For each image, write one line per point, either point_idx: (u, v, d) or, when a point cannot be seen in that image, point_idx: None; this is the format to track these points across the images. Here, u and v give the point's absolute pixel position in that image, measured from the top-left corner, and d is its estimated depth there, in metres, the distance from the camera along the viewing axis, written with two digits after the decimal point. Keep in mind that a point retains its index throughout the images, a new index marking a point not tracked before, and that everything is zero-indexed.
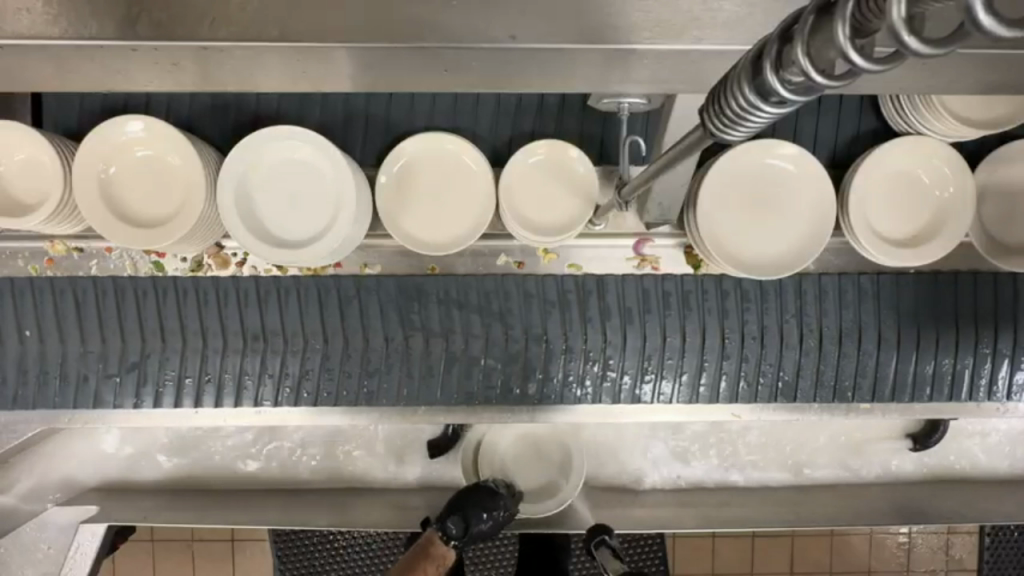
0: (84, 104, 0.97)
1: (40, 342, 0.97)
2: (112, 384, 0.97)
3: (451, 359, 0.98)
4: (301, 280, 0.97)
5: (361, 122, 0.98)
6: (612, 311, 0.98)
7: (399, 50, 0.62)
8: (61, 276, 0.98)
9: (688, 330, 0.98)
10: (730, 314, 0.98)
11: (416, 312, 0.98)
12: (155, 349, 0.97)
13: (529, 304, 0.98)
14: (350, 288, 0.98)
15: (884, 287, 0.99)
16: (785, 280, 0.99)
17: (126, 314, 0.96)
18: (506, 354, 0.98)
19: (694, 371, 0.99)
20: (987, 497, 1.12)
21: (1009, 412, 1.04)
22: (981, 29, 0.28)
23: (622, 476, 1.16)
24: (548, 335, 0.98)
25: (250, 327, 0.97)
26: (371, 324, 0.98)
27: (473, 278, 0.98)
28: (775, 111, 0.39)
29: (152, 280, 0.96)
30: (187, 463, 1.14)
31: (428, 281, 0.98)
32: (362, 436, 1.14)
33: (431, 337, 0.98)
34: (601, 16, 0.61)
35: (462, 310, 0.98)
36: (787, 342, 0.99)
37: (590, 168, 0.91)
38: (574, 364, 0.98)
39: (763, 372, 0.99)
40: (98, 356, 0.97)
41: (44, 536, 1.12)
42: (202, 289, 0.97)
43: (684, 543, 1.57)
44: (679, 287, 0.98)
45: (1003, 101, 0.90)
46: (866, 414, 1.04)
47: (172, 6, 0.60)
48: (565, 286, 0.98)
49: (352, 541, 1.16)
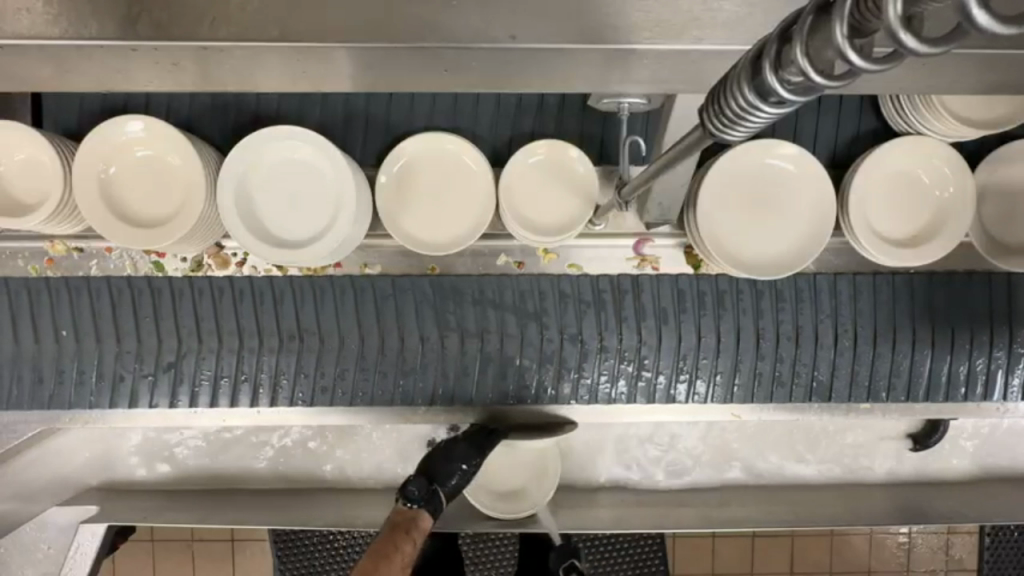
0: (84, 104, 0.97)
1: (76, 342, 0.97)
2: (148, 383, 0.98)
3: (487, 359, 0.99)
4: (338, 280, 0.98)
5: (361, 122, 0.98)
6: (647, 311, 0.98)
7: (399, 50, 0.62)
8: (63, 276, 0.98)
9: (724, 330, 0.98)
10: (766, 314, 0.98)
11: (451, 312, 0.98)
12: (193, 349, 0.97)
13: (564, 304, 0.98)
14: (387, 288, 0.98)
15: (920, 286, 0.99)
16: (820, 279, 0.99)
17: (164, 313, 0.97)
18: (542, 354, 0.98)
19: (730, 371, 0.99)
20: (987, 497, 1.12)
21: (1009, 412, 1.04)
22: (979, 27, 0.28)
23: (624, 476, 1.16)
24: (583, 336, 0.98)
25: (286, 326, 0.97)
26: (407, 323, 0.98)
27: (510, 278, 0.98)
28: (775, 111, 0.39)
29: (188, 280, 0.97)
30: (188, 462, 1.14)
31: (463, 281, 0.98)
32: (362, 436, 1.14)
33: (466, 337, 0.98)
34: (600, 16, 0.61)
35: (497, 310, 0.98)
36: (823, 342, 0.99)
37: (590, 168, 0.91)
38: (608, 363, 0.99)
39: (798, 373, 0.99)
40: (134, 356, 0.98)
41: (45, 536, 1.11)
42: (239, 288, 0.97)
43: (684, 543, 1.57)
44: (715, 287, 0.98)
45: (1002, 101, 0.90)
46: (866, 415, 1.04)
47: (172, 6, 0.60)
48: (600, 286, 0.98)
49: (353, 542, 1.15)
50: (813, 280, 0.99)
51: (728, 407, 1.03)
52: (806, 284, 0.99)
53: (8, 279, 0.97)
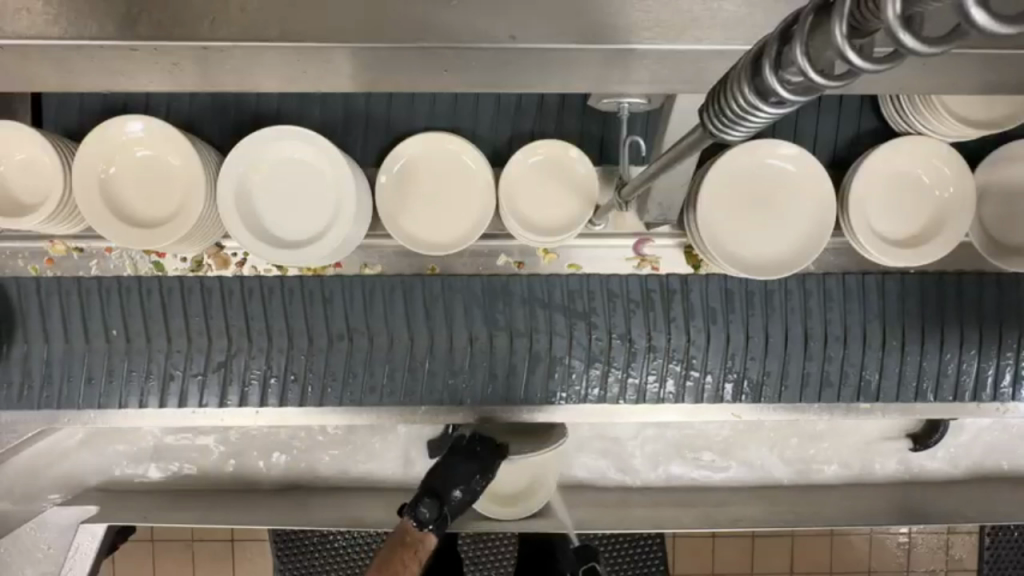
0: (84, 103, 0.97)
1: (128, 342, 0.97)
2: (198, 383, 0.98)
3: (536, 359, 0.98)
4: (389, 280, 0.98)
5: (361, 122, 0.98)
6: (696, 311, 0.98)
7: (399, 50, 0.62)
8: (101, 276, 0.98)
9: (773, 330, 0.98)
10: (814, 315, 0.99)
11: (500, 311, 0.98)
12: (242, 348, 0.97)
13: (613, 304, 0.98)
14: (436, 287, 0.98)
15: (967, 284, 0.99)
16: (868, 278, 0.99)
17: (213, 313, 0.97)
18: (591, 353, 0.98)
19: (779, 373, 0.99)
20: (989, 496, 1.12)
21: (1009, 412, 1.04)
22: (975, 27, 0.28)
23: (624, 475, 1.16)
24: (632, 336, 0.98)
25: (336, 326, 0.98)
26: (456, 323, 0.98)
27: (558, 278, 0.98)
28: (775, 111, 0.39)
29: (239, 280, 0.97)
30: (190, 462, 1.15)
31: (513, 281, 0.98)
32: (363, 436, 1.14)
33: (515, 336, 0.98)
34: (601, 16, 0.61)
35: (546, 310, 0.98)
36: (870, 343, 0.99)
37: (590, 168, 0.91)
38: (657, 362, 0.98)
39: (846, 373, 0.99)
40: (184, 356, 0.97)
41: (44, 535, 1.12)
42: (287, 290, 0.97)
43: (684, 543, 1.57)
44: (764, 287, 0.98)
45: (1003, 101, 0.90)
46: (866, 414, 1.04)
47: (172, 6, 0.60)
48: (649, 285, 0.98)
49: (352, 542, 1.15)
50: (861, 280, 0.99)
51: (729, 408, 1.03)
52: (853, 284, 0.99)
53: (61, 278, 0.97)
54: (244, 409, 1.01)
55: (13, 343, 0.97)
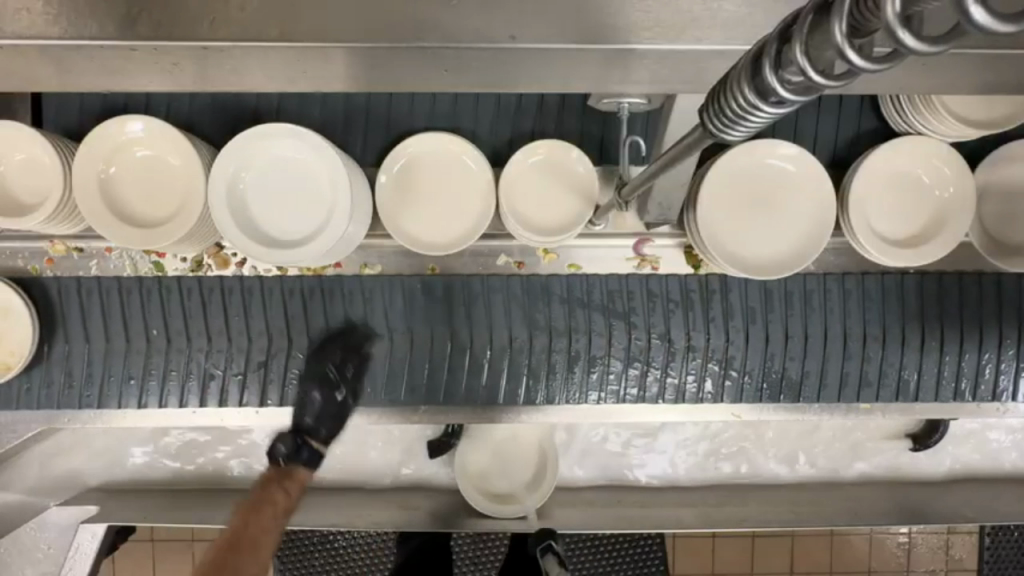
0: (84, 104, 0.97)
1: (168, 341, 0.98)
2: (238, 382, 0.99)
3: (574, 359, 0.99)
4: (429, 281, 0.98)
5: (361, 122, 0.98)
6: (734, 311, 0.99)
7: (397, 50, 0.62)
8: (144, 275, 0.98)
9: (811, 330, 0.99)
10: (852, 314, 0.99)
11: (541, 312, 0.99)
12: (282, 349, 0.98)
13: (652, 304, 0.99)
14: (476, 288, 0.99)
15: (1005, 284, 1.00)
16: (906, 278, 1.00)
17: (255, 315, 0.98)
18: (630, 352, 0.99)
19: (817, 373, 1.00)
20: (989, 496, 1.12)
21: (1009, 412, 1.04)
22: (975, 24, 0.28)
23: (625, 475, 1.16)
24: (671, 336, 0.99)
25: (378, 327, 0.98)
26: (497, 323, 0.98)
27: (598, 278, 0.99)
28: (774, 111, 0.39)
29: (280, 281, 0.98)
30: (190, 462, 1.15)
31: (553, 281, 0.99)
32: (364, 437, 1.15)
33: (556, 336, 0.98)
34: (601, 16, 0.61)
35: (586, 310, 0.99)
36: (909, 343, 1.00)
37: (590, 168, 0.91)
38: (695, 363, 0.99)
39: (884, 373, 1.00)
40: (225, 355, 0.99)
41: (44, 535, 1.12)
42: (329, 290, 0.98)
43: (684, 543, 1.57)
44: (803, 286, 0.99)
45: (1003, 101, 0.90)
46: (866, 415, 1.04)
47: (172, 6, 0.60)
48: (688, 285, 0.99)
49: (352, 542, 1.16)
50: (899, 280, 0.99)
51: (729, 408, 1.03)
52: (892, 284, 0.99)
53: (103, 278, 0.98)
54: (244, 410, 1.01)
55: (55, 342, 0.99)
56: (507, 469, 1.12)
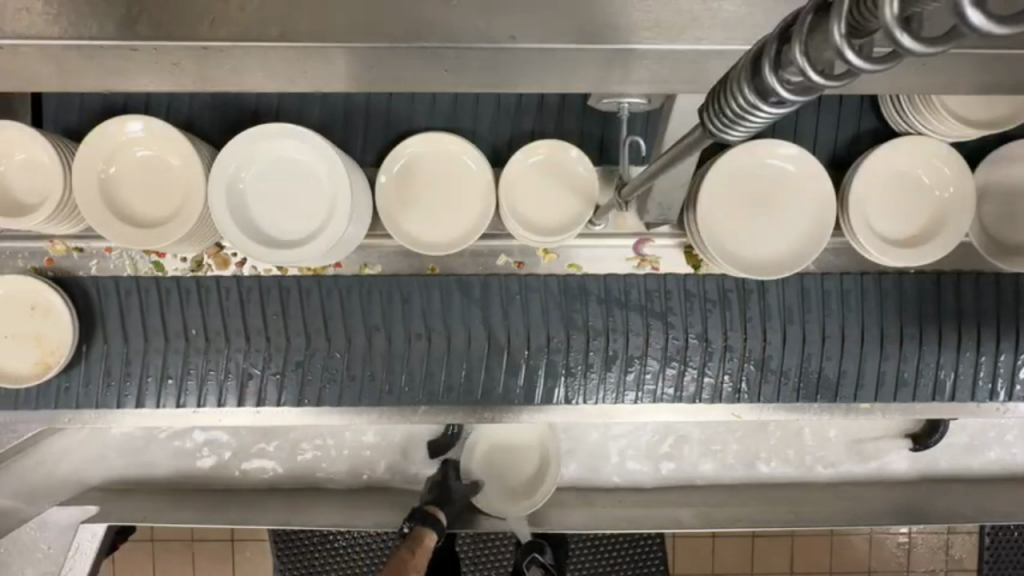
0: (84, 103, 0.97)
1: (207, 341, 0.97)
2: (275, 382, 0.99)
3: (611, 360, 0.98)
4: (466, 280, 0.98)
5: (362, 122, 0.98)
6: (772, 311, 0.98)
7: (397, 50, 0.62)
8: (162, 275, 0.98)
9: (848, 330, 0.98)
10: (889, 314, 0.99)
11: (578, 311, 0.98)
12: (321, 348, 0.98)
13: (689, 304, 0.98)
14: (513, 288, 0.98)
15: None
16: (943, 277, 0.99)
17: (292, 314, 0.97)
18: (668, 352, 0.98)
19: (854, 373, 0.99)
20: (990, 496, 1.12)
21: (1009, 412, 1.04)
22: (972, 27, 0.28)
23: (626, 476, 1.16)
24: (708, 336, 0.98)
25: (414, 326, 0.98)
26: (534, 322, 0.98)
27: (636, 278, 0.98)
28: (774, 111, 0.39)
29: (318, 280, 0.97)
30: (194, 462, 1.15)
31: (590, 280, 0.98)
32: (364, 438, 1.15)
33: (592, 336, 0.98)
34: (601, 16, 0.61)
35: (623, 310, 0.98)
36: (946, 343, 0.99)
37: (590, 168, 0.91)
38: (732, 363, 0.99)
39: (921, 373, 1.00)
40: (263, 355, 0.98)
41: (44, 535, 1.10)
42: (366, 289, 0.98)
43: (684, 542, 1.57)
44: (839, 286, 0.99)
45: (1003, 101, 0.90)
46: (866, 414, 1.04)
47: (172, 6, 0.60)
48: (726, 285, 0.98)
49: (352, 542, 1.15)
50: (936, 280, 0.99)
51: (728, 408, 1.03)
52: (929, 283, 0.99)
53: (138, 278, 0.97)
54: (243, 409, 1.01)
55: (94, 343, 0.98)
56: (510, 469, 1.13)
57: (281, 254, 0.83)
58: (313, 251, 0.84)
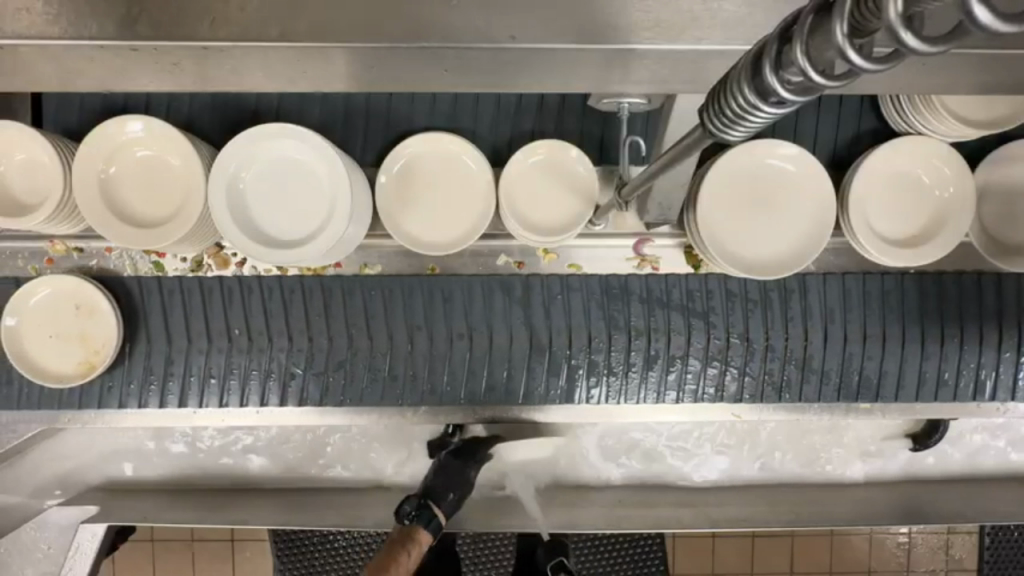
0: (84, 103, 0.97)
1: (250, 341, 0.97)
2: (317, 382, 0.98)
3: (653, 360, 0.98)
4: (509, 280, 0.98)
5: (362, 121, 0.98)
6: (813, 310, 0.98)
7: (397, 50, 0.62)
8: (163, 275, 0.98)
9: (890, 330, 0.98)
10: (930, 314, 0.99)
11: (619, 311, 0.98)
12: (364, 348, 0.98)
13: (731, 304, 0.98)
14: (555, 287, 0.98)
15: None
16: (984, 275, 0.99)
17: (335, 314, 0.97)
18: (708, 352, 0.98)
19: (896, 373, 0.99)
20: (990, 496, 1.12)
21: (1010, 412, 1.04)
22: (979, 25, 0.28)
23: (627, 476, 1.16)
24: (750, 336, 0.98)
25: (457, 326, 0.97)
26: (576, 321, 0.98)
27: (679, 278, 0.98)
28: (775, 111, 0.39)
29: (355, 280, 0.98)
30: (193, 462, 1.14)
31: (632, 280, 0.98)
32: (365, 438, 1.15)
33: (634, 336, 0.97)
34: (601, 15, 0.61)
35: (665, 310, 0.98)
36: (988, 343, 0.99)
37: (590, 168, 0.91)
38: (774, 364, 0.99)
39: (962, 373, 1.00)
40: (305, 355, 0.98)
41: (44, 535, 1.11)
42: (406, 288, 0.98)
43: (684, 542, 1.58)
44: (880, 286, 0.99)
45: (1003, 101, 0.90)
46: (866, 414, 1.05)
47: (173, 6, 0.60)
48: (767, 285, 0.98)
49: (352, 542, 1.15)
50: (977, 279, 0.99)
51: (729, 408, 1.04)
52: (970, 283, 0.99)
53: (160, 278, 0.97)
54: (244, 409, 1.01)
55: (137, 343, 0.97)
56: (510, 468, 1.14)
57: (280, 254, 0.83)
58: (312, 250, 0.84)
